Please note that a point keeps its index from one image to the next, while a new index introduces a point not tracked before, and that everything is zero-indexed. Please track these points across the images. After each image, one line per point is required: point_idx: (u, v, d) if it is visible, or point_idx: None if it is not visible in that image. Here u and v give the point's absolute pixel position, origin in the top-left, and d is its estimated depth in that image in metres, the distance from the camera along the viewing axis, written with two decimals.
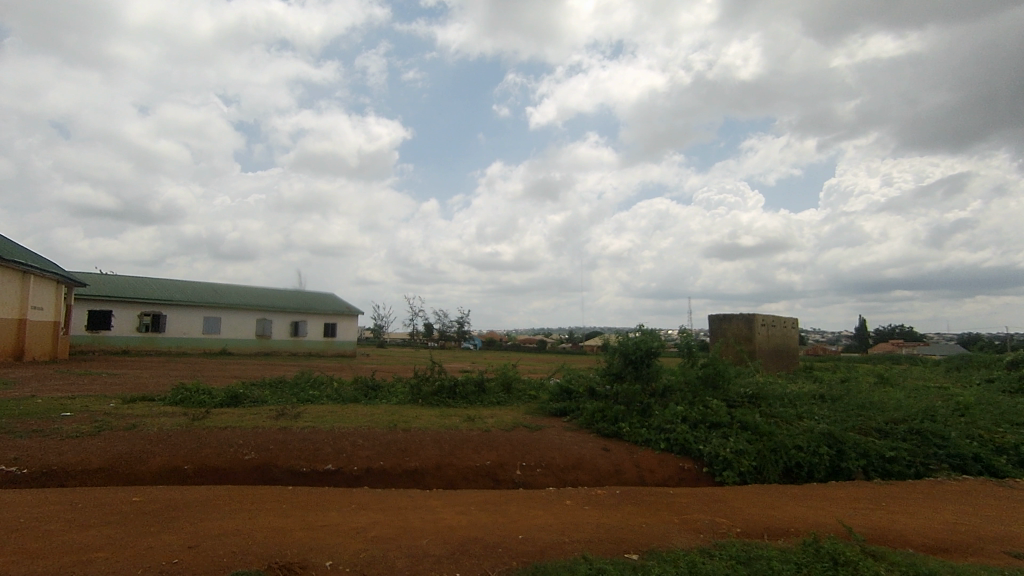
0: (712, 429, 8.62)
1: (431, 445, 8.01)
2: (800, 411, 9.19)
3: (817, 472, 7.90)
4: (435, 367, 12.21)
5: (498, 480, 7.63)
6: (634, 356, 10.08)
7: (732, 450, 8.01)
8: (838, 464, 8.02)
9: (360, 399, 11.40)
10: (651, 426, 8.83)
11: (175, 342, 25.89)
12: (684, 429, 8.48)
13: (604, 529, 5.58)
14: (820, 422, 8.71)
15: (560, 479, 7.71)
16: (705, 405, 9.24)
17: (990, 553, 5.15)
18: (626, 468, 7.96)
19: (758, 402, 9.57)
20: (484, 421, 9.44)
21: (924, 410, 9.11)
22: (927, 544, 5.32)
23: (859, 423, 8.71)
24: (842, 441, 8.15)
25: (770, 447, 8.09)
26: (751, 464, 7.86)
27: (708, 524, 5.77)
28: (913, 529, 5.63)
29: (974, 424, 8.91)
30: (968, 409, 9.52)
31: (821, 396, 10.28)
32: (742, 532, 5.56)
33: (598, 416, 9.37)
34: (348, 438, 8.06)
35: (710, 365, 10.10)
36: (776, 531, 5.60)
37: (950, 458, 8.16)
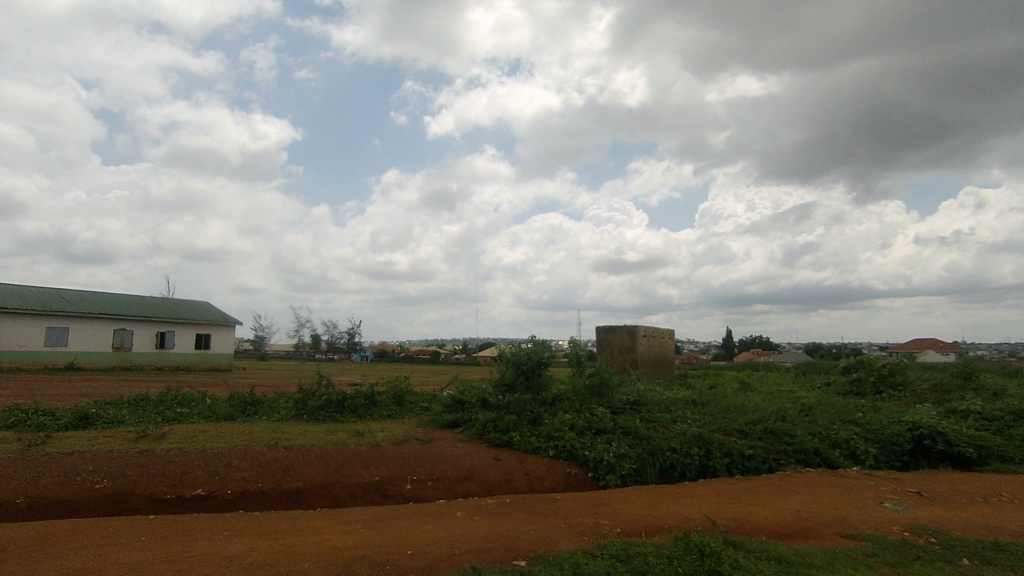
0: (597, 435, 9.05)
1: (316, 463, 7.63)
2: (675, 416, 9.93)
3: (689, 471, 8.59)
4: (322, 381, 11.65)
5: (387, 496, 7.45)
6: (526, 366, 10.32)
7: (615, 454, 8.47)
8: (706, 463, 8.77)
9: (237, 416, 10.58)
10: (540, 434, 9.09)
11: (8, 356, 22.36)
12: (571, 436, 8.84)
13: (494, 538, 5.65)
14: (691, 425, 9.48)
15: (451, 491, 7.69)
16: (590, 412, 9.68)
17: (825, 535, 5.90)
18: (516, 477, 8.12)
19: (639, 408, 10.22)
20: (373, 435, 9.17)
21: (776, 412, 10.25)
22: (777, 531, 5.98)
23: (723, 425, 9.60)
24: (709, 442, 8.94)
25: (648, 450, 8.67)
26: (632, 467, 8.36)
27: (592, 526, 6.05)
28: (765, 518, 6.31)
29: (815, 422, 10.17)
30: (810, 410, 10.85)
31: (693, 401, 11.19)
32: (623, 532, 5.89)
33: (490, 426, 9.46)
34: (221, 459, 7.46)
35: (596, 375, 10.62)
36: (653, 528, 6.00)
37: (797, 453, 9.24)
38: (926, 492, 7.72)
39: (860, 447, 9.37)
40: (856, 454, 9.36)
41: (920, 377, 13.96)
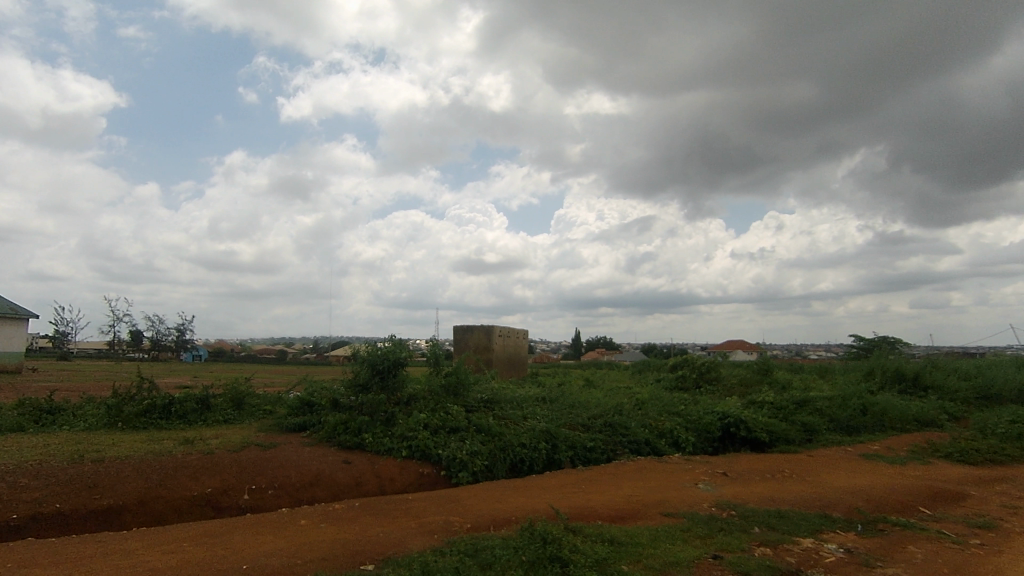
0: (451, 433, 9.16)
1: (134, 477, 6.74)
2: (526, 412, 10.40)
3: (536, 464, 9.05)
4: (143, 384, 10.29)
5: (221, 509, 6.83)
6: (381, 367, 10.06)
7: (467, 452, 8.64)
8: (552, 456, 9.31)
9: (27, 427, 8.95)
10: (393, 435, 8.96)
11: None
12: (425, 435, 8.83)
13: (341, 544, 5.47)
14: (540, 421, 9.99)
15: (294, 499, 7.27)
16: (445, 411, 9.75)
17: (650, 516, 6.62)
18: (366, 480, 7.92)
19: (492, 406, 10.53)
20: (206, 443, 8.34)
21: (614, 407, 11.21)
22: (610, 515, 6.57)
23: (569, 420, 10.26)
24: (556, 436, 9.51)
25: (499, 446, 8.98)
26: (483, 464, 8.60)
27: (442, 524, 6.12)
28: (601, 504, 6.89)
29: (646, 415, 11.31)
30: (643, 404, 12.04)
31: (542, 398, 11.80)
32: (472, 528, 6.04)
33: (340, 428, 9.10)
34: (5, 479, 6.26)
35: (452, 374, 10.71)
36: (501, 521, 6.24)
37: (630, 443, 10.20)
38: (730, 473, 8.99)
39: (682, 436, 10.61)
40: (678, 442, 10.58)
41: (730, 374, 16.18)
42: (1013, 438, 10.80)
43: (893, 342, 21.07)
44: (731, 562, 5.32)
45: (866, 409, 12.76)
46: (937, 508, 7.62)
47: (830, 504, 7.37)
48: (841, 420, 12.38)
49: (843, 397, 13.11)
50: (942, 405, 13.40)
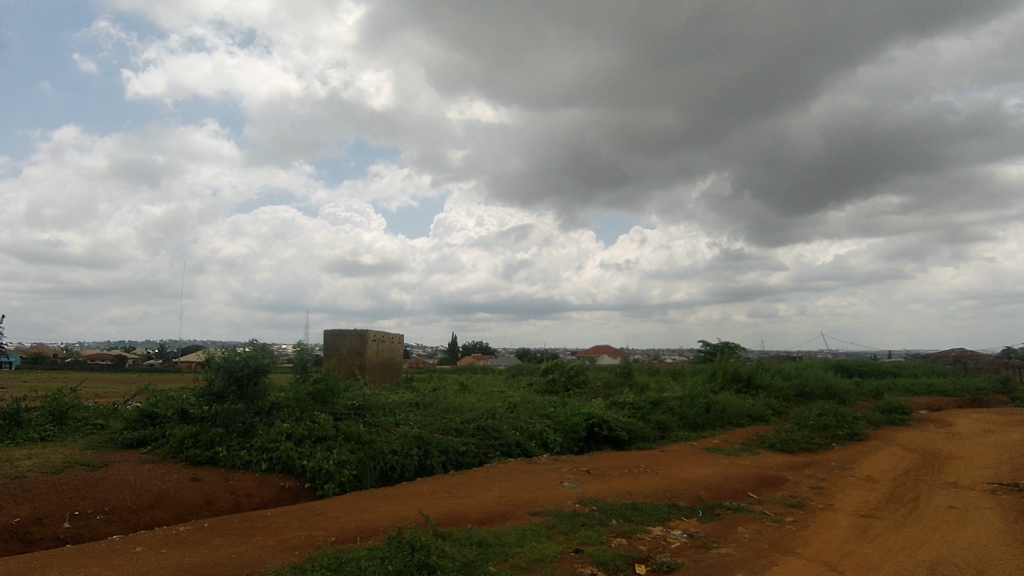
0: (317, 443, 8.71)
1: None
2: (398, 419, 10.20)
3: (407, 471, 8.92)
4: None
5: (32, 541, 5.87)
6: (240, 373, 9.28)
7: (335, 462, 8.27)
8: (424, 462, 9.23)
9: None
10: (252, 447, 8.32)
11: None
12: (288, 445, 8.32)
13: (185, 569, 4.96)
14: (412, 427, 9.86)
15: (129, 524, 6.46)
16: (311, 419, 9.25)
17: (518, 515, 6.83)
18: (218, 497, 7.27)
19: (363, 413, 10.19)
20: (15, 465, 7.12)
21: (487, 410, 11.40)
22: (480, 517, 6.68)
23: (442, 425, 10.25)
24: (428, 442, 9.45)
25: (370, 455, 8.72)
26: (352, 473, 8.29)
27: (304, 539, 5.80)
28: (471, 507, 6.97)
29: (517, 418, 11.64)
30: (515, 407, 12.38)
31: (416, 404, 11.66)
32: (336, 541, 5.80)
33: (189, 442, 8.26)
34: None
35: (321, 380, 10.19)
36: (367, 532, 6.06)
37: (501, 446, 10.44)
38: (593, 470, 9.56)
39: (550, 437, 11.08)
40: (547, 443, 11.02)
41: (595, 377, 17.19)
42: (821, 429, 12.71)
43: (733, 347, 23.77)
44: (590, 554, 5.67)
45: (709, 407, 14.27)
46: (762, 493, 8.73)
47: (677, 494, 8.14)
48: (689, 418, 13.71)
49: (691, 397, 14.54)
50: (769, 402, 15.39)
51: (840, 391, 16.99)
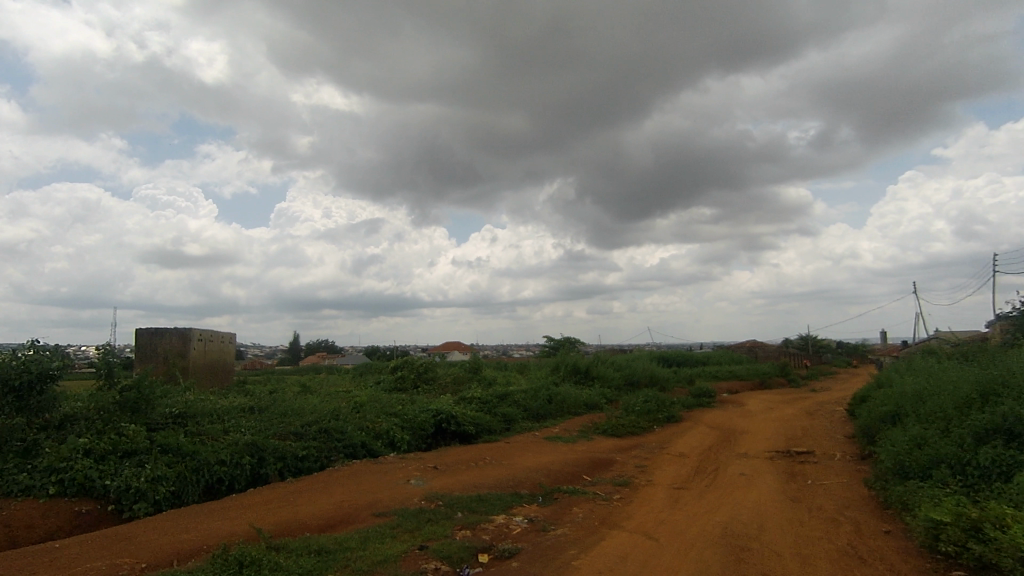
0: (125, 459, 7.61)
1: None
2: (227, 425, 9.29)
3: (238, 482, 8.18)
4: None
5: None
6: (18, 382, 7.73)
7: (147, 478, 7.30)
8: (257, 471, 8.54)
9: None
10: (35, 469, 7.00)
11: None
12: (86, 464, 7.15)
13: None
14: (244, 433, 9.05)
15: None
16: (118, 431, 8.04)
17: (361, 518, 6.64)
18: None
19: (184, 421, 9.11)
20: None
21: (331, 411, 10.87)
22: (320, 524, 6.37)
23: (278, 430, 9.55)
24: (263, 448, 8.75)
25: (191, 467, 7.84)
26: (169, 490, 7.39)
27: (105, 570, 5.05)
28: (310, 515, 6.62)
29: (363, 418, 11.28)
30: (361, 407, 11.98)
31: (249, 408, 10.72)
32: (148, 567, 5.14)
33: None
34: None
35: (131, 387, 8.89)
36: (187, 553, 5.46)
37: (345, 447, 10.04)
38: (440, 465, 9.62)
39: (397, 435, 10.92)
40: (394, 442, 10.85)
41: (445, 373, 17.30)
42: (645, 414, 14.21)
43: (573, 341, 25.48)
44: (435, 549, 5.71)
45: (551, 398, 15.17)
46: (594, 474, 9.51)
47: (519, 482, 8.54)
48: (532, 409, 14.44)
49: (535, 390, 15.33)
50: (603, 391, 16.79)
51: (661, 379, 19.13)
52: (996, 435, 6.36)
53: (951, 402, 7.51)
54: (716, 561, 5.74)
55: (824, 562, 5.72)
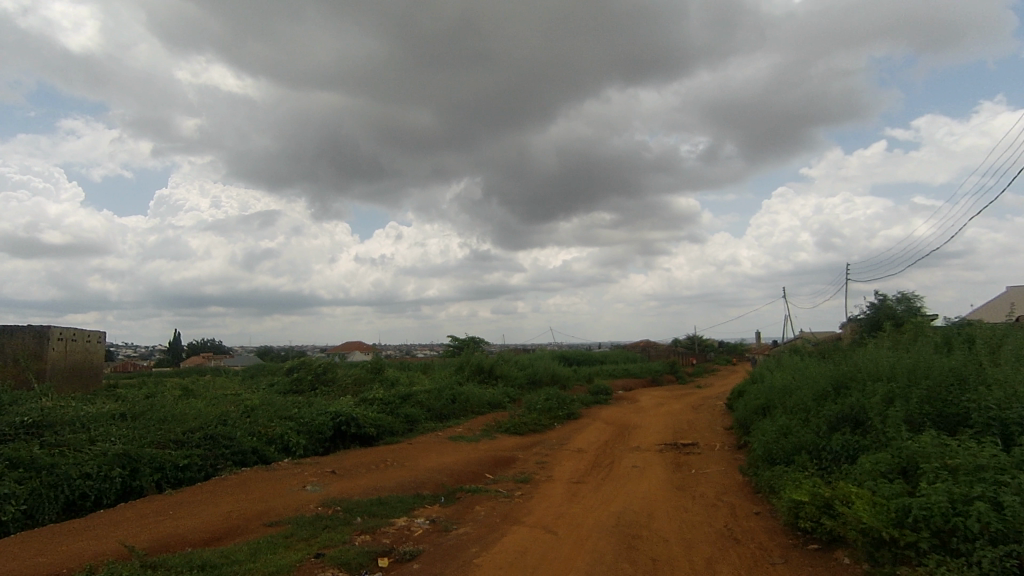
0: None
1: None
2: (94, 435, 8.36)
3: (106, 497, 7.39)
4: None
5: None
6: None
7: None
8: (130, 484, 7.77)
9: None
10: None
11: None
12: None
13: None
14: (115, 443, 8.19)
15: None
16: None
17: (251, 529, 6.26)
18: None
19: (39, 431, 8.07)
20: None
21: (217, 417, 10.13)
22: (204, 537, 5.93)
23: (156, 438, 8.75)
24: (137, 459, 7.97)
25: (48, 483, 6.97)
26: (19, 509, 6.52)
27: None
28: (193, 528, 6.14)
29: (254, 422, 10.62)
30: (252, 411, 11.27)
31: (121, 415, 9.72)
32: None
33: None
34: None
35: None
36: None
37: (234, 454, 9.39)
38: (339, 470, 9.29)
39: (292, 440, 10.40)
40: (289, 447, 10.32)
41: (345, 374, 16.71)
42: (546, 411, 14.62)
43: (477, 341, 25.62)
44: (332, 556, 5.52)
45: (455, 398, 15.17)
46: (497, 472, 9.65)
47: (421, 484, 8.46)
48: (436, 409, 14.36)
49: (439, 389, 15.26)
50: (506, 390, 17.06)
51: (562, 378, 19.77)
52: (845, 423, 7.27)
53: (811, 395, 8.48)
54: (610, 549, 6.06)
55: (704, 544, 6.23)
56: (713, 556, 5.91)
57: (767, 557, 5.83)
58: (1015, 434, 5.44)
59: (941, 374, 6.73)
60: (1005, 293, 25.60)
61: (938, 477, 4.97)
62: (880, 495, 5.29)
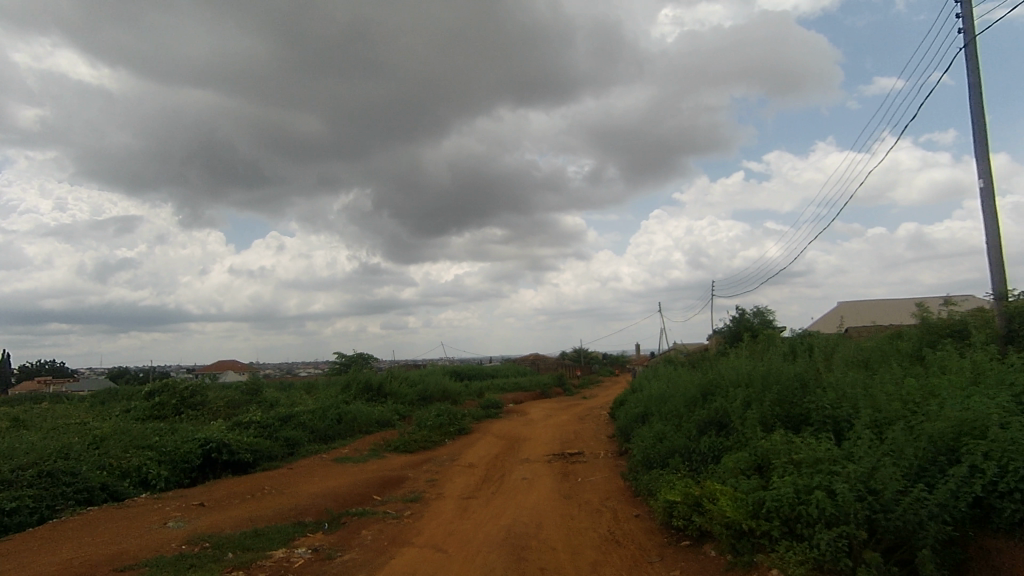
0: None
1: None
2: None
3: None
4: None
5: None
6: None
7: None
8: None
9: None
10: None
11: None
12: None
13: None
14: None
15: None
16: None
17: None
18: None
19: None
20: None
21: (57, 450, 8.84)
22: None
23: None
24: None
25: None
26: None
27: None
28: None
29: (104, 455, 9.39)
30: (101, 442, 9.96)
31: None
32: None
33: None
34: None
35: None
36: None
37: (78, 492, 8.23)
38: (208, 502, 8.49)
39: (152, 472, 9.33)
40: (147, 480, 9.24)
41: (215, 397, 15.34)
42: (437, 428, 14.45)
43: (366, 358, 24.76)
44: None
45: (341, 418, 14.51)
46: (385, 493, 9.34)
47: (303, 510, 7.97)
48: (320, 430, 13.63)
49: (323, 409, 14.52)
50: (395, 408, 16.63)
51: (453, 393, 19.66)
52: (711, 427, 7.98)
53: (682, 401, 9.21)
54: (500, 563, 6.10)
55: (589, 549, 6.49)
56: (597, 560, 6.17)
57: (645, 556, 6.21)
58: (844, 430, 6.32)
59: (787, 379, 7.64)
60: (837, 307, 29.61)
61: (786, 471, 5.61)
62: (741, 491, 5.86)
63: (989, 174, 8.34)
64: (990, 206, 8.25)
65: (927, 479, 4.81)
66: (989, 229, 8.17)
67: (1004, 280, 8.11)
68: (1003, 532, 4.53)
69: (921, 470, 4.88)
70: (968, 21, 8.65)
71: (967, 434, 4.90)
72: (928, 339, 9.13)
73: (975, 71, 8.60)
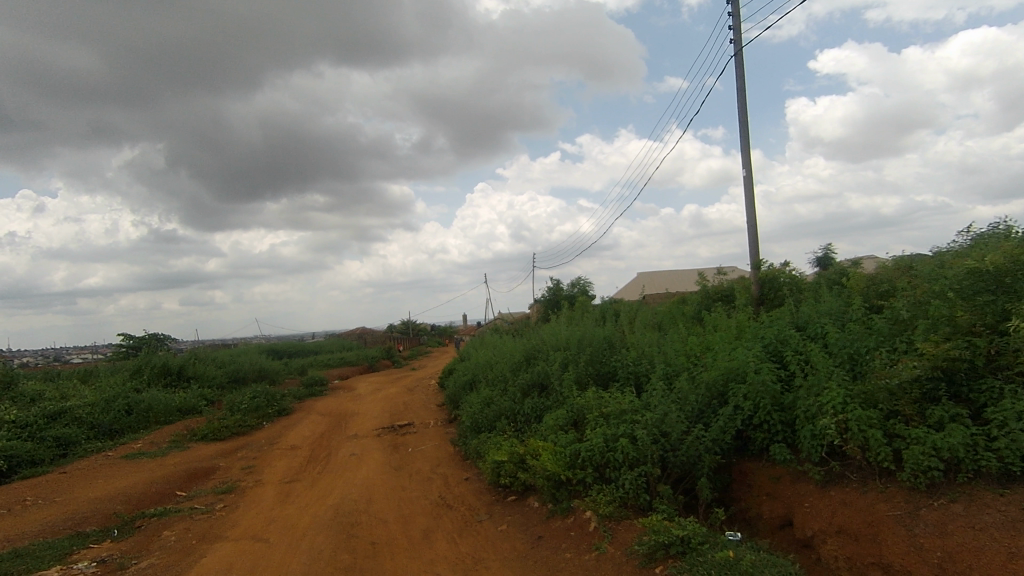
0: None
1: None
2: None
3: None
4: None
5: None
6: None
7: None
8: None
9: None
10: None
11: None
12: None
13: None
14: None
15: None
16: None
17: None
18: None
19: None
20: None
21: None
22: None
23: None
24: None
25: None
26: None
27: None
28: None
29: None
30: None
31: None
32: None
33: None
34: None
35: None
36: None
37: None
38: None
39: None
40: None
41: None
42: (252, 411, 13.23)
43: (161, 339, 21.61)
44: None
45: (130, 409, 12.54)
46: (191, 488, 8.37)
47: (82, 519, 6.79)
48: (103, 425, 11.65)
49: (106, 400, 12.39)
50: (201, 392, 14.86)
51: (270, 373, 18.16)
52: (534, 389, 8.58)
53: (507, 367, 9.71)
54: (327, 544, 5.90)
55: (421, 517, 6.58)
56: (428, 526, 6.29)
57: (475, 516, 6.49)
58: (643, 383, 7.23)
59: (598, 342, 8.49)
60: (638, 277, 33.47)
61: (597, 424, 6.26)
62: (559, 445, 6.43)
63: (749, 163, 10.03)
64: (750, 191, 9.96)
65: (704, 419, 5.74)
66: (749, 210, 9.87)
67: (758, 253, 9.89)
68: (756, 456, 5.63)
69: (700, 412, 5.81)
70: (737, 32, 10.18)
71: (733, 379, 5.94)
72: (706, 303, 10.82)
73: (741, 76, 10.20)
